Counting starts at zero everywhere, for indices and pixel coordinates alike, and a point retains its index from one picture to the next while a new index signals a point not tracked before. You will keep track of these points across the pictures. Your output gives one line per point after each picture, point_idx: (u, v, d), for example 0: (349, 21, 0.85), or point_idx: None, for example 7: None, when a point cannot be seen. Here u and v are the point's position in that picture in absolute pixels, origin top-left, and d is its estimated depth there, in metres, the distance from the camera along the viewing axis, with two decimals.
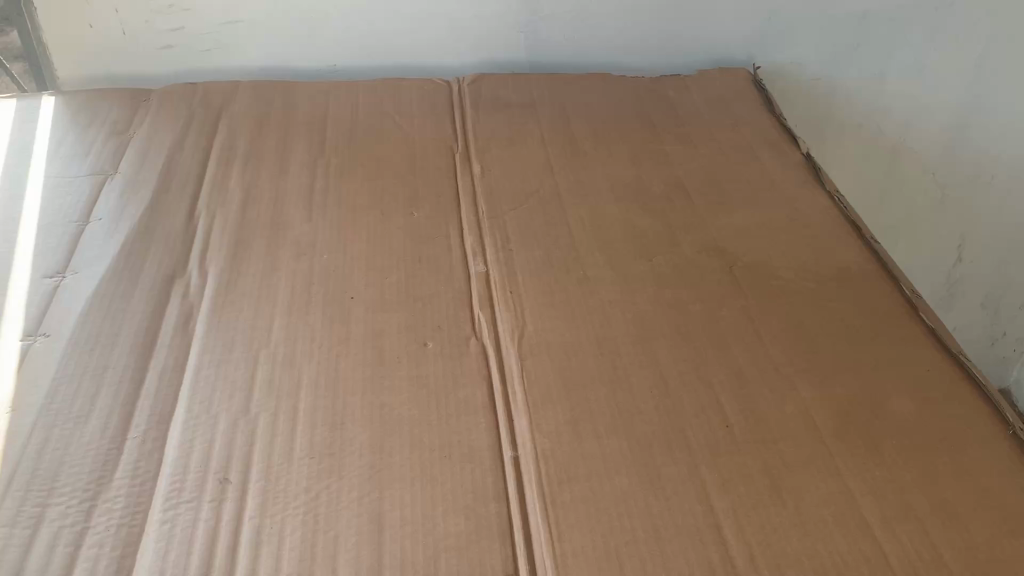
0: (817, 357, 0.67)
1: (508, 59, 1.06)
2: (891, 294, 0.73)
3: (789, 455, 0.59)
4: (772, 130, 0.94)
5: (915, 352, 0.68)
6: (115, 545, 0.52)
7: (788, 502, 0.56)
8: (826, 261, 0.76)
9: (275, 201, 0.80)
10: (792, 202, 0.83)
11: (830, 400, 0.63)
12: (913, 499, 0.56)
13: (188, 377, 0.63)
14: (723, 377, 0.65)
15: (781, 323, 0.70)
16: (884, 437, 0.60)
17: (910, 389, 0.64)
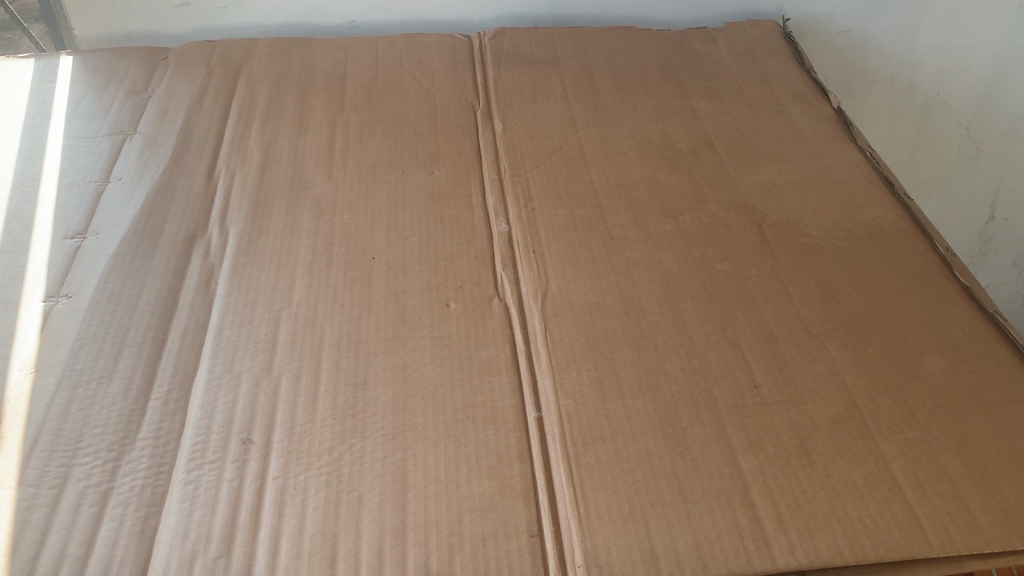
0: (847, 316, 0.65)
1: (531, 13, 1.04)
2: (924, 252, 0.71)
3: (818, 416, 0.58)
4: (802, 84, 0.92)
5: (949, 311, 0.66)
6: (140, 505, 0.52)
7: (818, 464, 0.55)
8: (858, 218, 0.74)
9: (294, 160, 0.79)
10: (823, 158, 0.81)
11: (860, 360, 0.62)
12: (946, 461, 0.55)
13: (210, 337, 0.62)
14: (751, 337, 0.64)
15: (810, 282, 0.68)
16: (917, 398, 0.59)
17: (943, 349, 0.63)
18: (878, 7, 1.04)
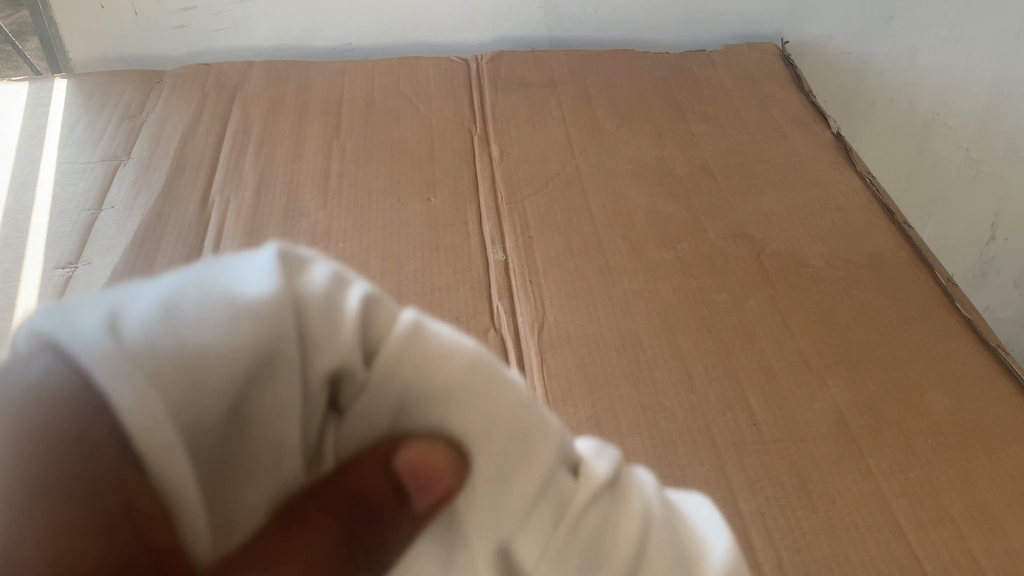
0: (847, 350, 0.65)
1: (528, 37, 1.04)
2: (925, 283, 0.71)
3: (819, 455, 0.57)
4: (801, 109, 0.91)
5: (950, 344, 0.65)
6: None
7: (818, 504, 0.54)
8: (858, 247, 0.74)
9: (289, 187, 0.79)
10: (823, 185, 0.80)
11: (861, 396, 0.61)
12: (948, 501, 0.54)
13: None
14: (750, 372, 0.63)
15: (810, 313, 0.67)
16: (917, 436, 0.59)
17: (944, 384, 0.62)
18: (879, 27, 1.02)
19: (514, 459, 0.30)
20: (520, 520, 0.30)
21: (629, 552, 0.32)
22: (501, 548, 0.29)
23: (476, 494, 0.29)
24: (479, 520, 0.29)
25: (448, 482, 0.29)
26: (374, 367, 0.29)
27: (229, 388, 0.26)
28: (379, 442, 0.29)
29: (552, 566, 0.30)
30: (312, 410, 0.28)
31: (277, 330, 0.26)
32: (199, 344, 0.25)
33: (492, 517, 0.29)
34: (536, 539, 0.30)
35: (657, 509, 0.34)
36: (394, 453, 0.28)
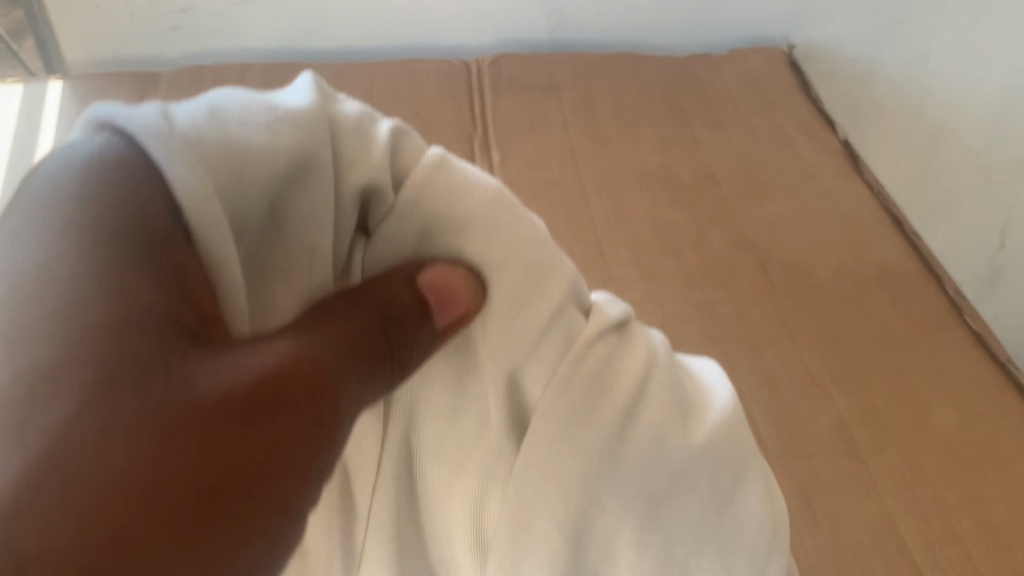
0: (854, 364, 0.63)
1: (531, 39, 1.02)
2: (934, 296, 0.69)
3: (824, 472, 0.56)
4: (808, 115, 0.89)
5: (959, 358, 0.64)
6: None
7: (823, 524, 0.53)
8: (865, 258, 0.72)
9: None
10: (830, 194, 0.79)
11: (868, 411, 0.60)
12: (956, 521, 0.53)
13: None
14: (754, 386, 0.61)
15: (817, 325, 0.66)
16: (924, 453, 0.57)
17: (954, 400, 0.60)
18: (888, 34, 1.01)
19: (523, 297, 0.34)
20: (525, 353, 0.34)
21: (630, 382, 0.37)
22: (510, 374, 0.34)
23: (488, 333, 0.34)
24: (488, 346, 0.34)
25: (468, 304, 0.33)
26: (404, 193, 0.34)
27: (272, 184, 0.31)
28: (402, 270, 0.33)
29: (557, 393, 0.34)
30: (342, 224, 0.33)
31: (311, 139, 0.31)
32: (246, 140, 0.30)
33: (503, 343, 0.34)
34: (542, 370, 0.35)
35: (656, 357, 0.39)
36: (418, 272, 0.32)
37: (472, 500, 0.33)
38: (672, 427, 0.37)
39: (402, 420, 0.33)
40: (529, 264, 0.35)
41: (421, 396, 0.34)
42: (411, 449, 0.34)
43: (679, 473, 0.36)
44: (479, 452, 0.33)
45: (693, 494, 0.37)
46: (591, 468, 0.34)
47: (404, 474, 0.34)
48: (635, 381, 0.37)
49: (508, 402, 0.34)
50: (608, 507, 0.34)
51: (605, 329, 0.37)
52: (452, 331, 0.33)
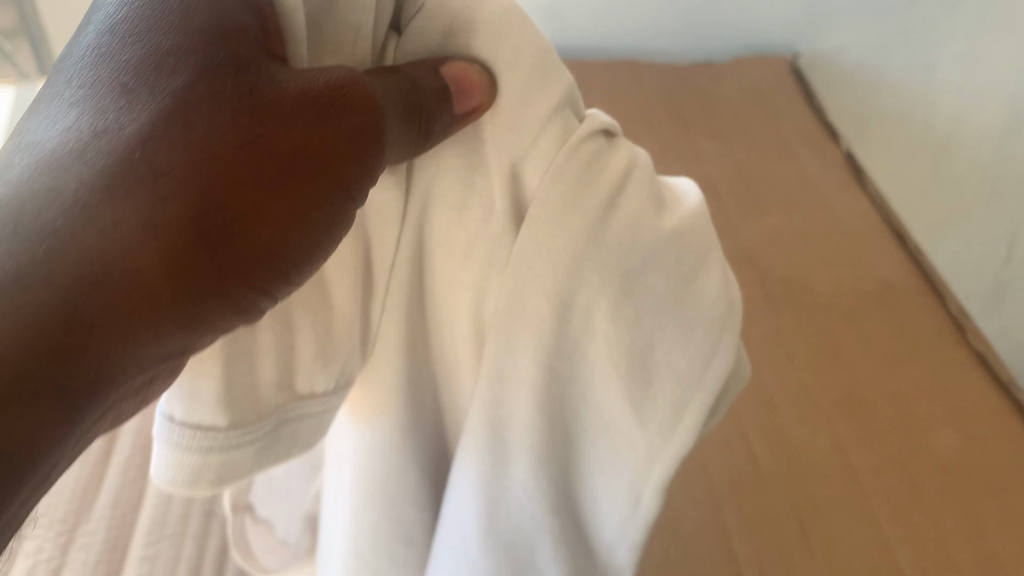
0: (851, 385, 0.62)
1: None
2: (935, 313, 0.67)
3: (819, 494, 0.54)
4: (811, 126, 0.88)
5: (959, 378, 0.62)
6: (103, 545, 0.53)
7: (817, 550, 0.51)
8: (866, 274, 0.71)
9: None
10: (832, 207, 0.77)
11: (865, 433, 0.58)
12: (954, 548, 0.51)
13: None
14: (751, 403, 0.60)
15: (814, 343, 0.65)
16: (922, 476, 0.55)
17: (952, 421, 0.59)
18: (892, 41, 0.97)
19: (521, 86, 0.29)
20: (530, 141, 0.29)
21: (616, 178, 0.31)
22: (510, 165, 0.30)
23: (494, 122, 0.29)
24: (497, 136, 0.29)
25: (482, 100, 0.29)
26: None
27: None
28: (428, 59, 0.29)
29: (552, 178, 0.29)
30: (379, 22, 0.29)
31: None
32: None
33: (506, 127, 0.29)
34: (541, 157, 0.29)
35: (648, 160, 0.33)
36: (439, 65, 0.29)
37: (477, 284, 0.31)
38: (652, 214, 0.31)
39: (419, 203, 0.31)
40: (535, 57, 0.29)
41: (433, 181, 0.31)
42: (425, 232, 0.32)
43: (650, 253, 0.31)
44: (482, 237, 0.30)
45: (661, 272, 0.31)
46: (574, 247, 0.29)
47: (416, 259, 0.32)
48: (622, 176, 0.31)
49: (511, 188, 0.30)
50: (586, 285, 0.29)
51: (601, 133, 0.31)
52: (462, 123, 0.29)
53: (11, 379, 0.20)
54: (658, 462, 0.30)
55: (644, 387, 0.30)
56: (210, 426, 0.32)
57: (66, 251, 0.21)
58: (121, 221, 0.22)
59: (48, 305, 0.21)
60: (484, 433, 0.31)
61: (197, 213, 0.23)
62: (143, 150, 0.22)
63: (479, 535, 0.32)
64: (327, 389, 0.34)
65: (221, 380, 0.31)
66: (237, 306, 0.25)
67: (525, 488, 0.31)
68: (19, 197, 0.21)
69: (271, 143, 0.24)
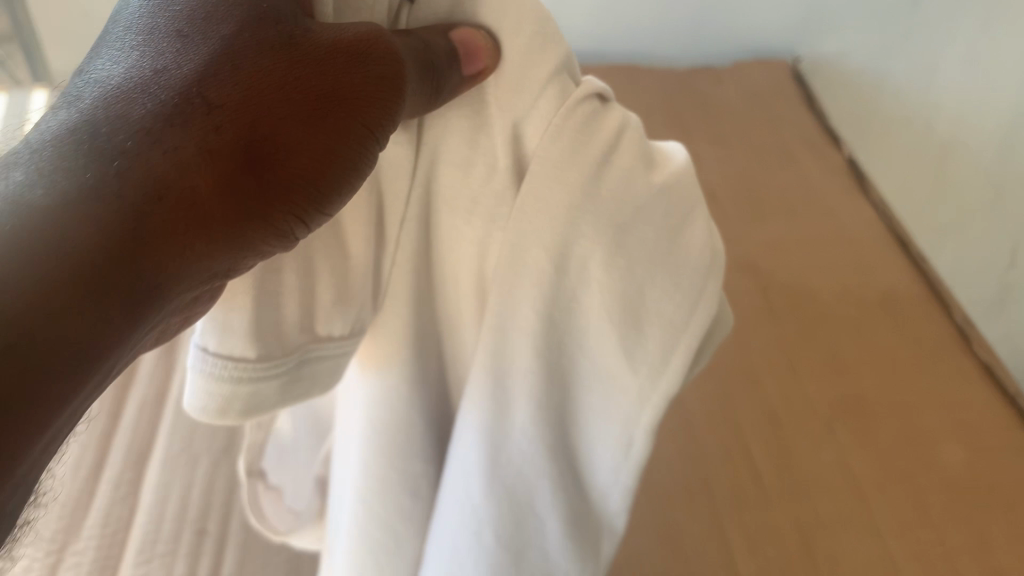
0: (856, 396, 0.61)
1: None
2: (940, 322, 0.66)
3: (824, 511, 0.54)
4: (814, 132, 0.87)
5: (966, 389, 0.61)
6: (95, 560, 0.53)
7: (822, 567, 0.50)
8: (869, 283, 0.70)
9: None
10: (834, 213, 0.76)
11: (870, 448, 0.57)
12: (962, 567, 0.50)
13: (171, 412, 0.61)
14: (753, 420, 0.60)
15: (817, 356, 0.64)
16: (929, 491, 0.54)
17: (959, 434, 0.58)
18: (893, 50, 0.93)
19: (524, 47, 0.29)
20: (530, 99, 0.29)
21: (612, 137, 0.30)
22: (512, 125, 0.29)
23: (497, 84, 0.29)
24: (500, 95, 0.29)
25: (487, 64, 0.28)
26: None
27: None
28: (437, 24, 0.29)
29: (552, 135, 0.29)
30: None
31: None
32: None
33: (509, 89, 0.29)
34: (542, 117, 0.29)
35: (639, 122, 0.33)
36: (448, 28, 0.29)
37: (480, 240, 0.31)
38: (642, 167, 0.31)
39: (423, 172, 0.31)
40: (539, 22, 0.29)
41: (440, 140, 0.30)
42: (432, 194, 0.31)
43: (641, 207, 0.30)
44: (484, 193, 0.30)
45: (650, 224, 0.30)
46: (575, 198, 0.29)
47: (416, 229, 0.32)
48: (617, 132, 0.31)
49: (512, 146, 0.30)
50: (585, 236, 0.29)
51: (597, 96, 0.31)
52: (466, 87, 0.29)
53: (90, 275, 0.18)
54: (648, 404, 0.30)
55: (636, 333, 0.29)
56: (240, 358, 0.31)
57: (130, 171, 0.20)
58: (180, 146, 0.21)
59: (115, 225, 0.19)
60: (486, 382, 0.31)
61: (245, 145, 0.22)
62: (199, 86, 0.21)
63: (482, 483, 0.33)
64: (343, 334, 0.33)
65: (252, 314, 0.31)
66: (275, 238, 0.24)
67: (524, 428, 0.32)
68: (82, 125, 0.20)
69: (310, 84, 0.23)
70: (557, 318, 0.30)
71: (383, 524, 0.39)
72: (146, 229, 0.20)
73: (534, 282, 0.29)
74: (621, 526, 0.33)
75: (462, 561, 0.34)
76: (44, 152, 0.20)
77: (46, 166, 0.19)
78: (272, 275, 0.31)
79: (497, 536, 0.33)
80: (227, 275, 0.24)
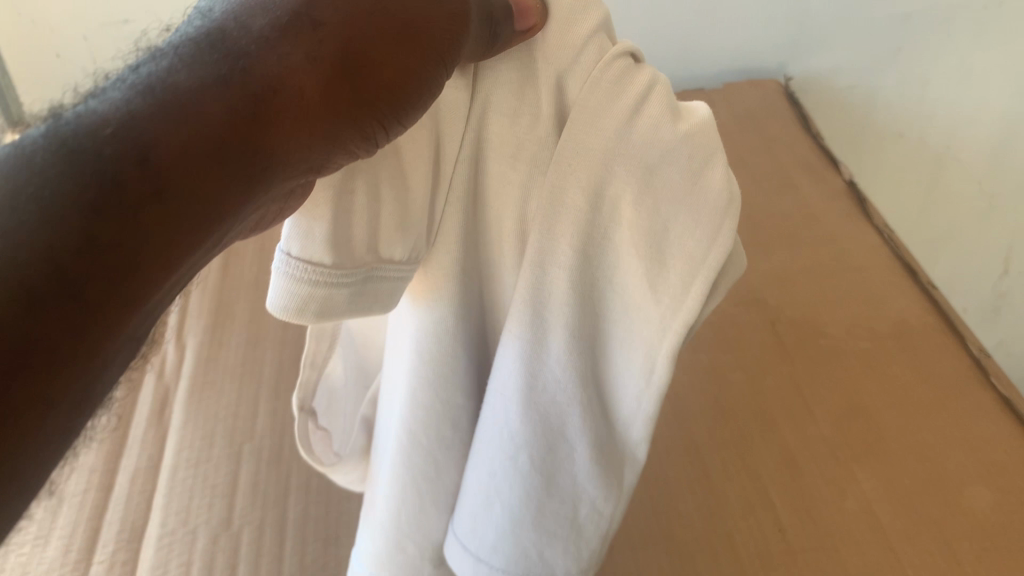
0: (877, 436, 0.59)
1: None
2: (955, 353, 0.64)
3: (852, 564, 0.52)
4: (812, 154, 0.85)
5: (988, 427, 0.59)
6: None
7: None
8: (879, 314, 0.67)
9: (260, 268, 0.76)
10: (839, 240, 0.74)
11: (894, 494, 0.55)
12: None
13: (164, 481, 0.58)
14: (774, 467, 0.58)
15: (834, 395, 0.62)
16: (960, 540, 0.52)
17: (986, 476, 0.56)
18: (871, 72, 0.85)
19: (566, 6, 0.31)
20: (573, 54, 0.31)
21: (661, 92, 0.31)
22: (555, 76, 0.31)
23: (545, 40, 0.31)
24: (547, 50, 0.31)
25: (536, 21, 0.31)
26: None
27: None
28: None
29: (590, 85, 0.30)
30: None
31: None
32: None
33: (556, 42, 0.31)
34: (583, 69, 0.31)
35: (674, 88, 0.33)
36: None
37: (523, 185, 0.32)
38: (668, 118, 0.31)
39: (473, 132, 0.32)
40: None
41: (491, 90, 0.32)
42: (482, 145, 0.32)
43: (668, 152, 0.31)
44: (528, 139, 0.32)
45: (673, 169, 0.31)
46: (608, 142, 0.30)
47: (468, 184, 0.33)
48: (648, 86, 0.31)
49: (555, 96, 0.31)
50: (619, 175, 0.31)
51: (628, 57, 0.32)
52: (517, 42, 0.31)
53: (208, 148, 0.22)
54: (669, 332, 0.31)
55: (660, 272, 0.31)
56: (316, 263, 0.30)
57: (252, 69, 0.23)
58: (289, 53, 0.24)
59: (234, 114, 0.23)
60: (525, 313, 0.33)
61: (344, 58, 0.24)
62: (309, 7, 0.24)
63: (518, 404, 0.35)
64: (404, 259, 0.32)
65: (330, 223, 0.29)
66: (363, 143, 0.26)
67: (558, 358, 0.34)
68: (213, 31, 0.24)
69: (395, 9, 0.25)
70: (589, 249, 0.32)
71: (428, 453, 0.42)
72: (255, 123, 0.23)
73: (568, 220, 0.31)
74: (642, 456, 0.36)
75: (500, 477, 0.38)
76: (184, 46, 0.23)
77: (184, 59, 0.23)
78: (346, 195, 0.30)
79: (532, 460, 0.37)
80: (324, 173, 0.26)
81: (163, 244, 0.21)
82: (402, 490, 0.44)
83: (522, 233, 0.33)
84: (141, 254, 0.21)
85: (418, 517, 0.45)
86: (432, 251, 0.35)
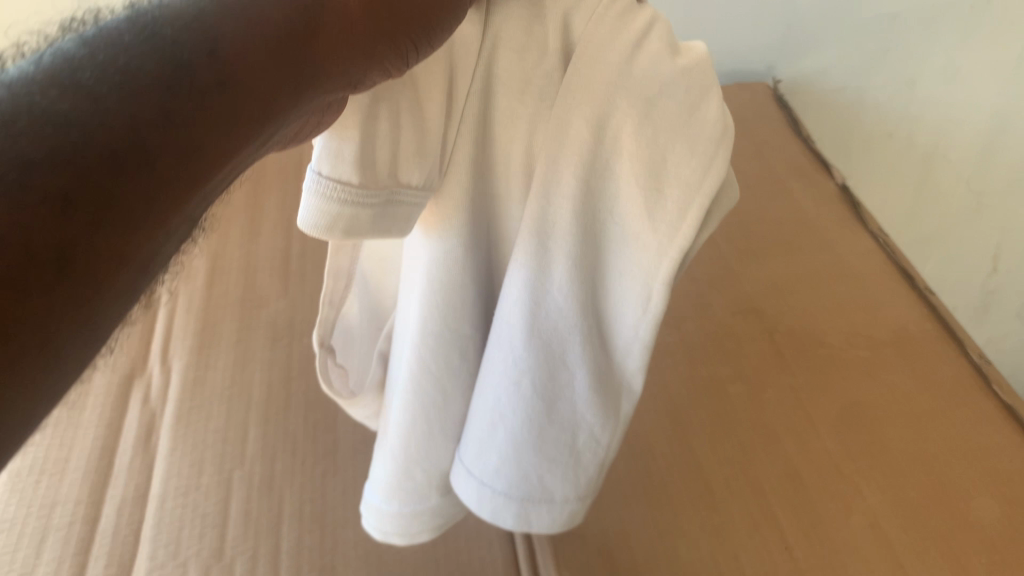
0: (879, 448, 0.58)
1: None
2: (954, 362, 0.63)
3: None
4: (803, 159, 0.84)
5: (991, 436, 0.58)
6: None
7: None
8: (877, 323, 0.67)
9: (246, 287, 0.74)
10: (833, 246, 0.73)
11: (900, 507, 0.54)
12: None
13: (152, 512, 0.57)
14: (777, 482, 0.57)
15: (835, 406, 0.61)
16: (969, 554, 0.51)
17: (992, 488, 0.55)
18: (856, 76, 0.84)
19: None
20: None
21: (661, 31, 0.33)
22: (562, 15, 0.32)
23: None
24: None
25: None
26: None
27: None
28: None
29: (595, 23, 0.31)
30: None
31: None
32: None
33: None
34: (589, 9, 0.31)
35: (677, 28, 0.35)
36: None
37: (530, 122, 0.33)
38: (668, 53, 0.32)
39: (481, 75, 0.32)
40: None
41: (501, 28, 0.32)
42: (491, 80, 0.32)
43: (666, 85, 0.31)
44: (535, 75, 0.32)
45: (672, 103, 0.31)
46: (609, 77, 0.31)
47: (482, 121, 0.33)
48: (649, 23, 0.33)
49: (560, 34, 0.32)
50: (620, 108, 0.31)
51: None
52: None
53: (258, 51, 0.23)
54: (664, 258, 0.32)
55: (654, 194, 0.31)
56: (346, 182, 0.30)
57: None
58: None
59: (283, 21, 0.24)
60: (529, 242, 0.34)
61: None
62: None
63: (523, 334, 0.36)
64: (421, 185, 0.32)
65: (359, 137, 0.29)
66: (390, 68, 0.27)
67: (559, 287, 0.35)
68: None
69: None
70: (591, 182, 0.32)
71: (436, 383, 0.42)
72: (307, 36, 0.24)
73: (571, 155, 0.32)
74: (638, 385, 0.38)
75: (503, 404, 0.39)
76: None
77: None
78: (370, 121, 0.30)
79: (533, 383, 0.38)
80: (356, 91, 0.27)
81: (221, 126, 0.22)
82: (409, 420, 0.44)
83: (529, 170, 0.34)
84: (204, 133, 0.21)
85: (427, 449, 0.45)
86: (443, 185, 0.34)
